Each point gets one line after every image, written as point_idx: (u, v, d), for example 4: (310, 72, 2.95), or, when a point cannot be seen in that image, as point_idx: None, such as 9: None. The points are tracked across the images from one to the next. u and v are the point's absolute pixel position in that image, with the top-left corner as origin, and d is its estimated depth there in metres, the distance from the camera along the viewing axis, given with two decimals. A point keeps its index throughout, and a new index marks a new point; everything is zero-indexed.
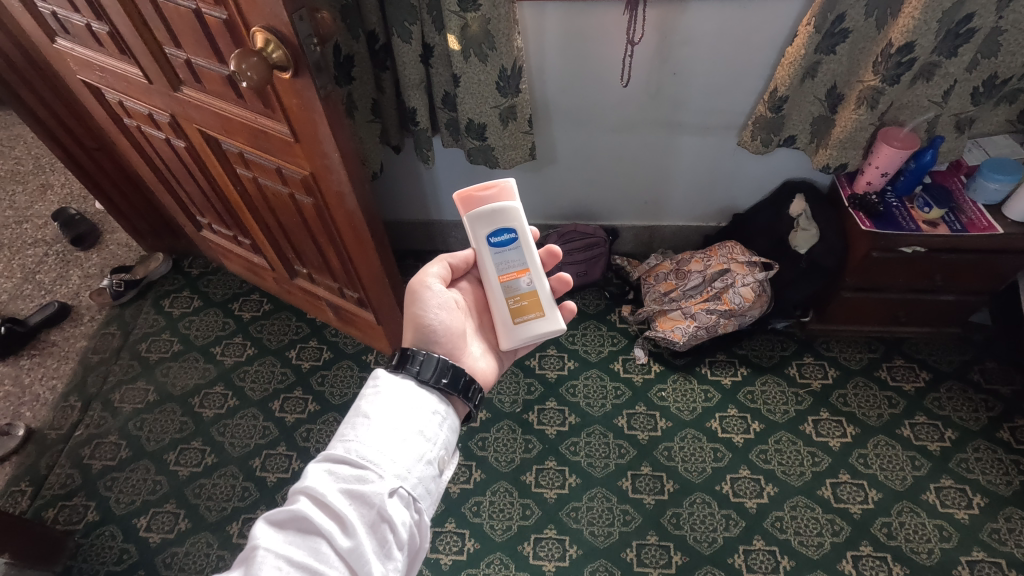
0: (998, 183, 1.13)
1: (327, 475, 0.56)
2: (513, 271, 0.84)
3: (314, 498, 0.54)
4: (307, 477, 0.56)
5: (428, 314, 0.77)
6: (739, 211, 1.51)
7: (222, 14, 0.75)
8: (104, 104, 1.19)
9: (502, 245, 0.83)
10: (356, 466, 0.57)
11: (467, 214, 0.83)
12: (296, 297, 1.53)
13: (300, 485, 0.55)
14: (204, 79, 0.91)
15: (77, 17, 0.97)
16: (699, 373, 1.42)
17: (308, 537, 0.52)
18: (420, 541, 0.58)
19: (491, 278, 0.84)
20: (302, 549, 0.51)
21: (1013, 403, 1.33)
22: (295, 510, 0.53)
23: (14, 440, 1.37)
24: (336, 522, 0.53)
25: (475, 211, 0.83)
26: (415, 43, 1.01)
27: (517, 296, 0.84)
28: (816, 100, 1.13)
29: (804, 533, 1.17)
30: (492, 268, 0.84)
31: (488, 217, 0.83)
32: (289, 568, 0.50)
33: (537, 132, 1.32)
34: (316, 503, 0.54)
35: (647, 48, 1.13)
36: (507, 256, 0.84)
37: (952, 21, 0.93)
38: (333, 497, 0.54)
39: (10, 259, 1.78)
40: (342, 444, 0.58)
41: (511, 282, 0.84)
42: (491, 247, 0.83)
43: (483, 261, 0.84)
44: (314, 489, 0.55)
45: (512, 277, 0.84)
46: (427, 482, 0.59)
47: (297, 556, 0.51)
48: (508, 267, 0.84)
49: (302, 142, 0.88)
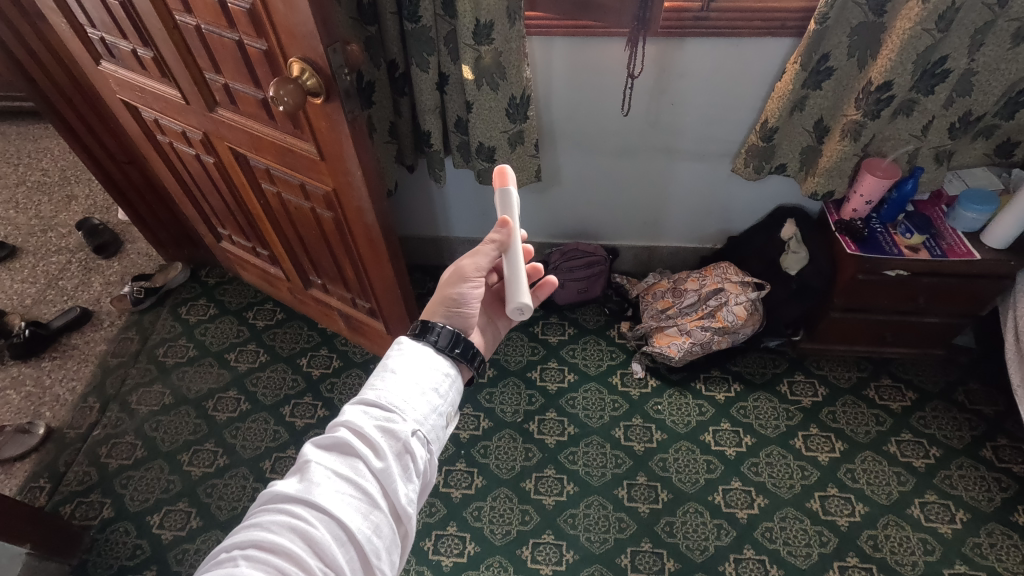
0: (975, 213, 1.20)
1: (363, 411, 0.62)
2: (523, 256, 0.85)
3: (353, 425, 0.60)
4: (345, 411, 0.62)
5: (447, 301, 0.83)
6: (734, 233, 1.58)
7: (263, 46, 0.83)
8: (141, 121, 1.28)
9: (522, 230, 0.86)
10: (385, 409, 0.62)
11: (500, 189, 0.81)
12: (309, 307, 1.60)
13: (340, 416, 0.62)
14: (240, 102, 0.99)
15: (124, 43, 1.06)
16: (694, 388, 1.47)
17: (348, 455, 0.58)
18: (432, 475, 0.63)
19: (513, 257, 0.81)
20: (345, 463, 0.58)
21: (995, 423, 1.38)
22: (337, 434, 0.59)
23: (34, 437, 1.42)
24: (372, 444, 0.59)
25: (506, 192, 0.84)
26: (432, 72, 1.09)
27: None
28: (805, 131, 1.21)
29: (792, 544, 1.21)
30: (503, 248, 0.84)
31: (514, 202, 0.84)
32: (335, 477, 0.56)
33: (543, 155, 1.41)
34: (354, 430, 0.60)
35: (647, 80, 1.21)
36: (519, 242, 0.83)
37: (928, 62, 1.01)
38: (369, 425, 0.60)
39: (34, 265, 1.85)
40: (373, 391, 0.64)
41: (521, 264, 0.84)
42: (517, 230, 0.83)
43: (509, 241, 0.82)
44: (352, 421, 0.60)
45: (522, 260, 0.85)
46: (440, 429, 0.65)
47: (342, 467, 0.57)
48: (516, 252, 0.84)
49: (328, 160, 0.96)
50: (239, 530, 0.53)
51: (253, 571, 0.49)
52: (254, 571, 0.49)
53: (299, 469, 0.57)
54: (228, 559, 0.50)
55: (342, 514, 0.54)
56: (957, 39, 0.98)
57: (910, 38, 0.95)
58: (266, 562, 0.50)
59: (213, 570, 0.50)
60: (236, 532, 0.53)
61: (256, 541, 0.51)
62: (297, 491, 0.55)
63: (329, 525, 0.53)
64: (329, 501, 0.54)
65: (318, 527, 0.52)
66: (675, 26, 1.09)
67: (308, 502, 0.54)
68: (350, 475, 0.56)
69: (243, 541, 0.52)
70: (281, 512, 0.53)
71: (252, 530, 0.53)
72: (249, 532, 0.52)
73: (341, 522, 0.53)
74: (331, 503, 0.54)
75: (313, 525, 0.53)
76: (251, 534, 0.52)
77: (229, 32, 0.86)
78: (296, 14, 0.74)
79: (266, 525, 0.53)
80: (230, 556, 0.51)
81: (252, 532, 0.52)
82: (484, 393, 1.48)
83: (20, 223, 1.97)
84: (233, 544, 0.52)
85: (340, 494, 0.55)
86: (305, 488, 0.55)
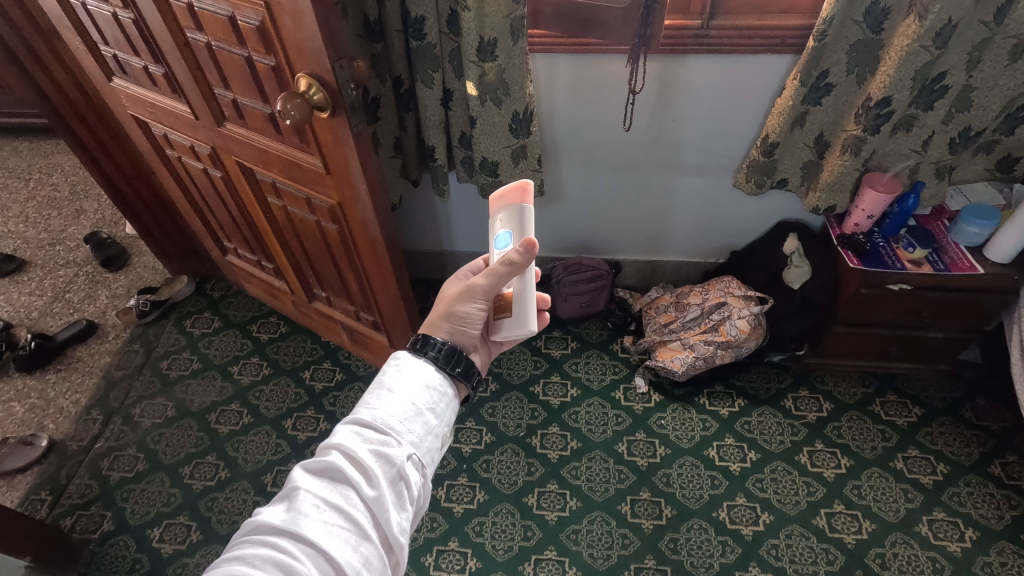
0: (978, 227, 1.20)
1: (354, 434, 0.61)
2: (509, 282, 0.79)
3: (346, 451, 0.59)
4: (337, 434, 0.62)
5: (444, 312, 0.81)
6: (736, 248, 1.58)
7: (272, 61, 0.85)
8: (151, 136, 1.30)
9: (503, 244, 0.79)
10: (380, 431, 0.62)
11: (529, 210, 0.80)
12: (312, 320, 1.61)
13: (331, 440, 0.61)
14: (248, 116, 1.01)
15: (135, 60, 1.08)
16: (698, 403, 1.47)
17: (340, 483, 0.58)
18: (426, 501, 0.63)
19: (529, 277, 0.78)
20: (336, 492, 0.57)
21: (1004, 439, 1.37)
22: (329, 460, 0.59)
23: (37, 449, 1.42)
24: (365, 471, 0.59)
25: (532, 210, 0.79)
26: (436, 88, 1.10)
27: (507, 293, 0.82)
28: (805, 146, 1.22)
29: (799, 561, 1.20)
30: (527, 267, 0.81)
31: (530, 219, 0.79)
32: (324, 507, 0.56)
33: (546, 170, 1.42)
34: (347, 455, 0.60)
35: (648, 96, 1.23)
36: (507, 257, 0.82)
37: (926, 78, 1.02)
38: (363, 449, 0.60)
39: (42, 278, 1.87)
40: (368, 410, 0.63)
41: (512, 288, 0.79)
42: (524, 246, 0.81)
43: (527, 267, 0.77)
44: (345, 444, 0.60)
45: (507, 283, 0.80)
46: (434, 452, 0.65)
47: (333, 496, 0.57)
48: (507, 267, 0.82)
49: (333, 174, 0.97)
50: (221, 562, 0.52)
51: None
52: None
53: (287, 497, 0.57)
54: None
55: (330, 547, 0.53)
56: (954, 56, 0.99)
57: (907, 55, 0.96)
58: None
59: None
60: (218, 565, 0.52)
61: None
62: (283, 523, 0.54)
63: (315, 560, 0.52)
64: (317, 533, 0.54)
65: (304, 563, 0.52)
66: (675, 44, 1.10)
67: (295, 534, 0.53)
68: (340, 506, 0.56)
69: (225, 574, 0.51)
70: (265, 546, 0.53)
71: (233, 564, 0.52)
72: (230, 567, 0.51)
73: (330, 556, 0.53)
74: (318, 536, 0.53)
75: (299, 560, 0.52)
76: (234, 569, 0.51)
77: (238, 48, 0.88)
78: (303, 31, 0.76)
79: (250, 559, 0.52)
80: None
81: (234, 567, 0.51)
82: (487, 406, 1.48)
83: (29, 236, 1.99)
84: None
85: (328, 526, 0.54)
86: (291, 519, 0.54)
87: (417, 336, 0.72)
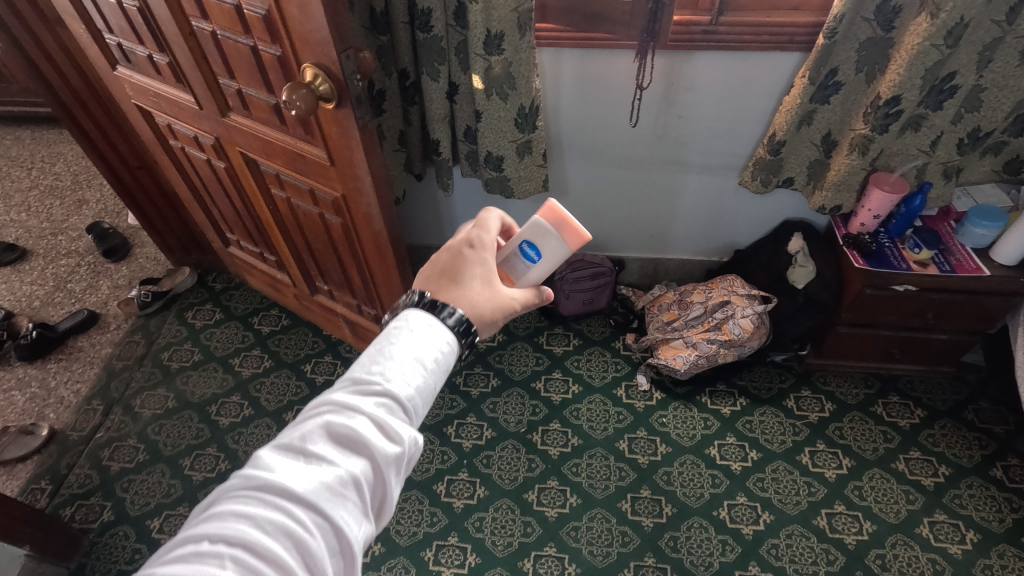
0: (985, 229, 1.19)
1: (384, 405, 0.53)
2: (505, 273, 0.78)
3: (377, 422, 0.52)
4: (366, 396, 0.53)
5: (472, 280, 0.67)
6: (741, 247, 1.58)
7: (277, 51, 0.84)
8: (154, 125, 1.29)
9: (532, 256, 0.74)
10: (409, 410, 0.54)
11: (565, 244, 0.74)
12: (314, 313, 1.60)
13: (360, 402, 0.52)
14: (253, 107, 1.00)
15: (140, 49, 1.08)
16: (700, 402, 1.46)
17: (360, 454, 0.51)
18: None
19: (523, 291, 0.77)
20: (357, 463, 0.50)
21: (1006, 442, 1.36)
22: (358, 429, 0.51)
23: (37, 438, 1.42)
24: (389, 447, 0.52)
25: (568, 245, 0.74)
26: (442, 81, 1.09)
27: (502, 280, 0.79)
28: (812, 145, 1.22)
29: (799, 561, 1.19)
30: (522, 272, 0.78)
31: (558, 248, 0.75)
32: (346, 483, 0.49)
33: (552, 165, 1.42)
34: (374, 424, 0.52)
35: (655, 93, 1.22)
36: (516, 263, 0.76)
37: (936, 77, 1.01)
38: (394, 424, 0.52)
39: (43, 268, 1.87)
40: (403, 383, 0.54)
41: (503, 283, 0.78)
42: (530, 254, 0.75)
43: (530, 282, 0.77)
44: (374, 415, 0.52)
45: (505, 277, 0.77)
46: None
47: (354, 469, 0.50)
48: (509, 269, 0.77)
49: (337, 166, 0.97)
50: (225, 516, 0.45)
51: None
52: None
53: (305, 458, 0.49)
54: (211, 555, 0.42)
55: (345, 526, 0.47)
56: (965, 55, 0.98)
57: (918, 53, 0.95)
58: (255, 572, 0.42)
59: (192, 565, 0.41)
60: (221, 518, 0.44)
61: (247, 541, 0.43)
62: (303, 491, 0.47)
63: (326, 535, 0.46)
64: (335, 509, 0.47)
65: (315, 538, 0.46)
66: (683, 39, 1.10)
67: (311, 506, 0.46)
68: (360, 481, 0.50)
69: (233, 536, 0.43)
70: (277, 511, 0.45)
71: (241, 522, 0.44)
72: (239, 525, 0.44)
73: (343, 535, 0.47)
74: (337, 513, 0.47)
75: (311, 533, 0.45)
76: (245, 530, 0.44)
77: (244, 37, 0.87)
78: (311, 21, 0.75)
79: (261, 522, 0.44)
80: (214, 552, 0.42)
81: (243, 528, 0.44)
82: (488, 402, 1.47)
83: (31, 226, 1.99)
84: (219, 535, 0.43)
85: (346, 503, 0.48)
86: (312, 487, 0.47)
87: (437, 302, 0.61)
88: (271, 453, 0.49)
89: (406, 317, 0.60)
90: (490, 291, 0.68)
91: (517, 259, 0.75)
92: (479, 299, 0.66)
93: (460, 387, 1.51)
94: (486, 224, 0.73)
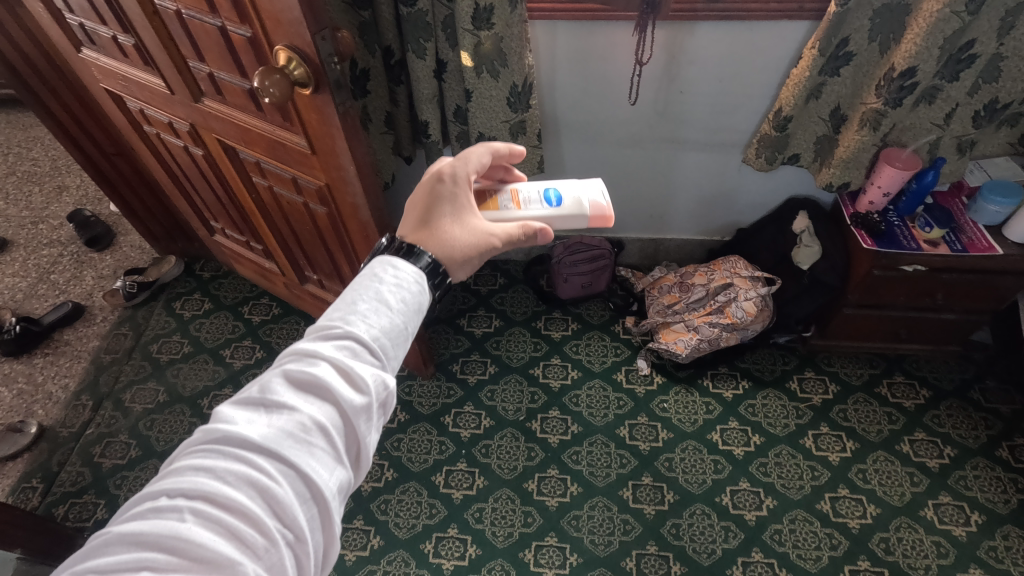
0: (998, 206, 1.15)
1: (346, 349, 0.49)
2: (517, 196, 0.81)
3: (339, 366, 0.48)
4: (326, 342, 0.49)
5: (441, 221, 0.69)
6: (743, 225, 1.53)
7: (247, 32, 0.78)
8: (127, 111, 1.23)
9: (555, 201, 0.82)
10: (375, 354, 0.50)
11: (589, 212, 0.82)
12: (305, 303, 1.55)
13: (320, 348, 0.49)
14: (227, 92, 0.94)
15: (103, 29, 1.00)
16: (701, 385, 1.44)
17: (324, 400, 0.47)
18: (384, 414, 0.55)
19: (517, 218, 0.80)
20: (321, 410, 0.46)
21: (1011, 422, 1.34)
22: (318, 375, 0.47)
23: (26, 436, 1.39)
24: (354, 393, 0.48)
25: (589, 218, 0.83)
26: (429, 59, 1.03)
27: (508, 199, 0.80)
28: (820, 120, 1.16)
29: (802, 546, 1.18)
30: (533, 208, 0.81)
31: (581, 214, 0.82)
32: (310, 427, 0.45)
33: (546, 144, 1.35)
34: (336, 370, 0.48)
35: (655, 66, 1.15)
36: (534, 197, 0.82)
37: (955, 46, 0.95)
38: (358, 368, 0.48)
39: (25, 259, 1.81)
40: (365, 326, 0.51)
41: (507, 201, 0.80)
42: (550, 201, 0.82)
43: (534, 218, 0.80)
44: (337, 359, 0.48)
45: (513, 198, 0.81)
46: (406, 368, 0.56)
47: (318, 415, 0.46)
48: (522, 196, 0.81)
49: (319, 154, 0.91)
50: (183, 471, 0.41)
51: (203, 533, 0.38)
52: (203, 532, 0.38)
53: (264, 409, 0.45)
54: (169, 509, 0.39)
55: (312, 472, 0.43)
56: (986, 23, 0.91)
57: (936, 22, 0.89)
58: (218, 522, 0.39)
59: (149, 521, 0.38)
60: (179, 473, 0.41)
61: (206, 493, 0.40)
62: (262, 439, 0.43)
63: (293, 483, 0.43)
64: (300, 456, 0.43)
65: (281, 485, 0.42)
66: (685, 9, 1.03)
67: (274, 454, 0.43)
68: (325, 427, 0.46)
69: (191, 489, 0.40)
70: (237, 461, 0.42)
71: (199, 477, 0.41)
72: (197, 479, 0.40)
73: (310, 482, 0.43)
74: (302, 460, 0.43)
75: (276, 481, 0.42)
76: (202, 484, 0.40)
77: (211, 17, 0.81)
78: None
79: (220, 473, 0.41)
80: (172, 506, 0.39)
81: (202, 481, 0.40)
82: (486, 390, 1.45)
83: (11, 215, 1.92)
84: (176, 490, 0.40)
85: (311, 448, 0.44)
86: (272, 435, 0.43)
87: (412, 248, 0.62)
88: (229, 406, 0.46)
89: (366, 268, 0.57)
90: (461, 227, 0.70)
91: (539, 196, 0.82)
92: (457, 250, 0.67)
93: (457, 375, 1.48)
94: (466, 160, 0.73)
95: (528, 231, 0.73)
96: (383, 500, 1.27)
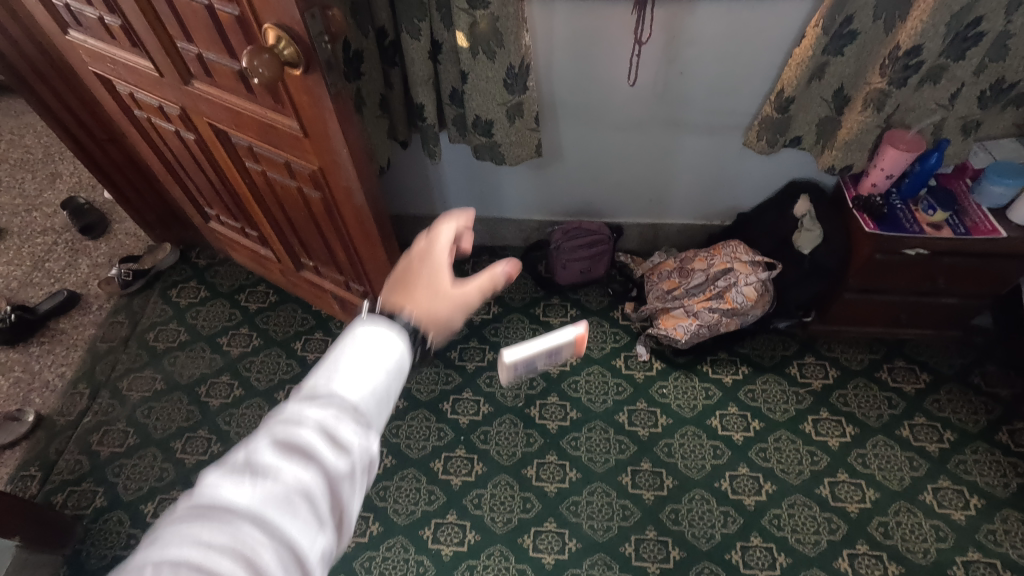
0: (1003, 187, 1.13)
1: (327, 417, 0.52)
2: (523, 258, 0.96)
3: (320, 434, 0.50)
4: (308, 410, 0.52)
5: (418, 284, 0.71)
6: (744, 210, 1.51)
7: (235, 10, 0.75)
8: (117, 96, 1.20)
9: None
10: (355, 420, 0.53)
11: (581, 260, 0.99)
12: (302, 290, 1.54)
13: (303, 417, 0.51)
14: (217, 74, 0.92)
15: (90, 10, 0.98)
16: (701, 371, 1.43)
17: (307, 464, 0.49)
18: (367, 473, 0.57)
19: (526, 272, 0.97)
20: (305, 474, 0.48)
21: (1011, 406, 1.34)
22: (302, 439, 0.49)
23: (24, 425, 1.39)
24: (337, 458, 0.50)
25: None
26: (424, 40, 1.01)
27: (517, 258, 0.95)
28: (823, 101, 1.13)
29: (801, 531, 1.18)
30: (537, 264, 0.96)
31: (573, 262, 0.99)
32: (294, 495, 0.47)
33: (544, 128, 1.33)
34: (319, 438, 0.51)
35: (655, 46, 1.13)
36: None
37: (961, 24, 0.93)
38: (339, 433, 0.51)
39: (19, 247, 1.79)
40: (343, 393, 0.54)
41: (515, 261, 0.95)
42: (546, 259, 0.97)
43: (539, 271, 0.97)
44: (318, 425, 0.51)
45: None
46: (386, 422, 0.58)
47: (302, 480, 0.48)
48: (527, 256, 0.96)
49: (312, 138, 0.89)
50: (168, 542, 0.42)
51: None
52: None
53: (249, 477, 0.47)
54: None
55: (296, 538, 0.45)
56: None
57: None
58: None
59: None
60: (165, 544, 0.42)
61: (192, 563, 0.41)
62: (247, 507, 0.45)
63: (277, 547, 0.44)
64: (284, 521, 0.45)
65: (266, 552, 0.43)
66: None
67: (259, 522, 0.44)
68: (310, 493, 0.47)
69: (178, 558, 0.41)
70: (222, 532, 0.43)
71: (184, 549, 0.42)
72: (182, 551, 0.42)
73: (293, 547, 0.45)
74: (287, 524, 0.45)
75: (260, 548, 0.43)
76: (187, 554, 0.41)
77: None
78: None
79: (206, 539, 0.42)
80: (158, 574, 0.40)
81: (187, 550, 0.42)
82: (484, 377, 1.44)
83: (4, 203, 1.90)
84: (161, 560, 0.41)
85: (296, 512, 0.46)
86: (257, 502, 0.45)
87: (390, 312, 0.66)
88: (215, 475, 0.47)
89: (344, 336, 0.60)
90: (437, 286, 0.71)
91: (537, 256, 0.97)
92: (439, 304, 0.70)
93: (455, 362, 1.47)
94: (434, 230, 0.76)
95: (495, 277, 0.73)
96: (381, 487, 1.27)
